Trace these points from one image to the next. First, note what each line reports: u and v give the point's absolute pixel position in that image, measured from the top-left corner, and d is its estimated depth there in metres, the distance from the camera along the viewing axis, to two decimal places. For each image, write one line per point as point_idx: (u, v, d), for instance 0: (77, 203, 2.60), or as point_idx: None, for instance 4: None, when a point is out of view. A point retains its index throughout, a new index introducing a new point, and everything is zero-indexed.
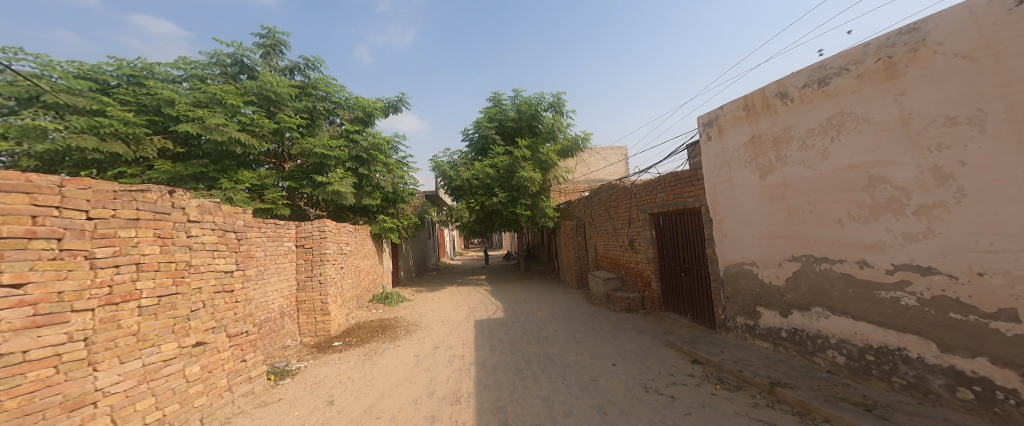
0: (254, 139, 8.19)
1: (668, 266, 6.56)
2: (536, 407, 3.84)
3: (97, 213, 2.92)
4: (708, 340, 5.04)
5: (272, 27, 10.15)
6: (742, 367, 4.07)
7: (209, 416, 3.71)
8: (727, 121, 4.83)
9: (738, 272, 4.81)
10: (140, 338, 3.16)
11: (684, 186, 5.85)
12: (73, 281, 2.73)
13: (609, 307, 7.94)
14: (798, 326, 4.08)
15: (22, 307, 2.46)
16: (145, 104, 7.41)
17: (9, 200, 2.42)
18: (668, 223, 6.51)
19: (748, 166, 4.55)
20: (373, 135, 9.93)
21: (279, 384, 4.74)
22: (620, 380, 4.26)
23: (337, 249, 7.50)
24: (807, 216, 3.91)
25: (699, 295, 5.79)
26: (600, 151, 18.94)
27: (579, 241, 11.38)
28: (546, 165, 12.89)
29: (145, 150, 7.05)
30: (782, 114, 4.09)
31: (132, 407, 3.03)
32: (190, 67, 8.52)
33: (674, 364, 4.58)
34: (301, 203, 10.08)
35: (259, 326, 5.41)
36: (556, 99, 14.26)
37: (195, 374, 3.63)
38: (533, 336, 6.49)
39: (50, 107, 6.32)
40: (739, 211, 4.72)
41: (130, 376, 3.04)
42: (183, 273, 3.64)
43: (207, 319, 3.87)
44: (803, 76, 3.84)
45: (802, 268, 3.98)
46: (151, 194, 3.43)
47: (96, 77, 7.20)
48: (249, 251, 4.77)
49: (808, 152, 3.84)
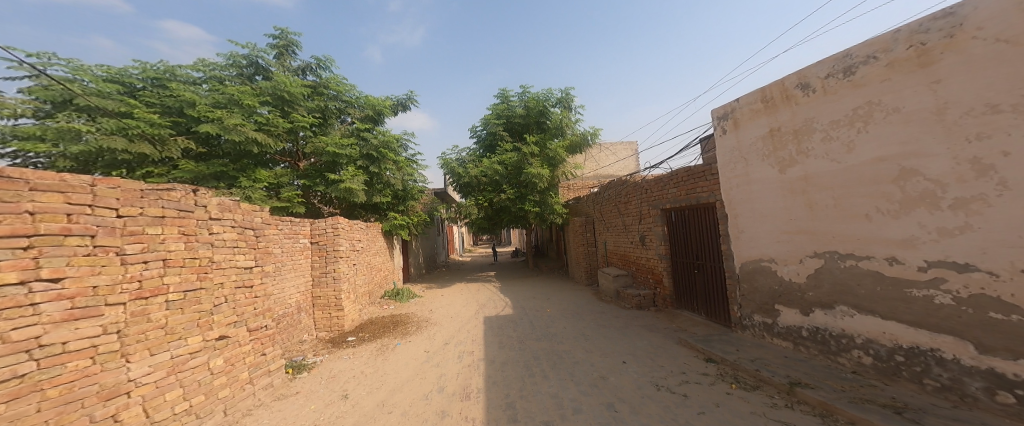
0: (270, 139, 8.33)
1: (680, 263, 6.46)
2: (546, 403, 3.83)
3: (125, 212, 2.98)
4: (723, 338, 4.95)
5: (284, 28, 10.25)
6: (760, 366, 3.99)
7: (232, 407, 3.79)
8: (743, 114, 4.72)
9: (756, 269, 4.71)
10: (168, 331, 3.24)
11: (697, 181, 5.74)
12: (106, 276, 2.80)
13: (618, 304, 7.88)
14: (821, 325, 3.99)
15: (60, 301, 2.53)
16: (168, 105, 7.56)
17: (44, 199, 2.49)
18: (680, 219, 6.41)
19: (766, 160, 4.45)
20: (383, 134, 9.99)
21: (297, 377, 4.83)
22: (630, 378, 4.21)
23: (349, 245, 7.56)
24: (829, 211, 3.80)
25: (713, 293, 5.71)
26: (610, 147, 18.81)
27: (589, 238, 11.31)
28: (555, 161, 12.75)
29: (170, 150, 7.25)
30: (803, 106, 3.98)
31: (163, 397, 3.12)
32: (209, 69, 8.68)
33: (687, 362, 4.51)
34: (315, 201, 10.21)
35: (277, 321, 5.51)
36: (564, 94, 14.18)
37: (219, 367, 3.70)
38: (541, 333, 6.47)
39: (82, 110, 6.48)
40: (757, 207, 4.61)
41: (159, 367, 3.12)
42: (206, 269, 3.70)
43: (229, 313, 3.94)
44: (827, 66, 3.73)
45: (826, 265, 3.87)
46: (175, 193, 3.46)
47: (123, 80, 7.34)
48: (267, 248, 4.84)
49: (831, 145, 3.73)
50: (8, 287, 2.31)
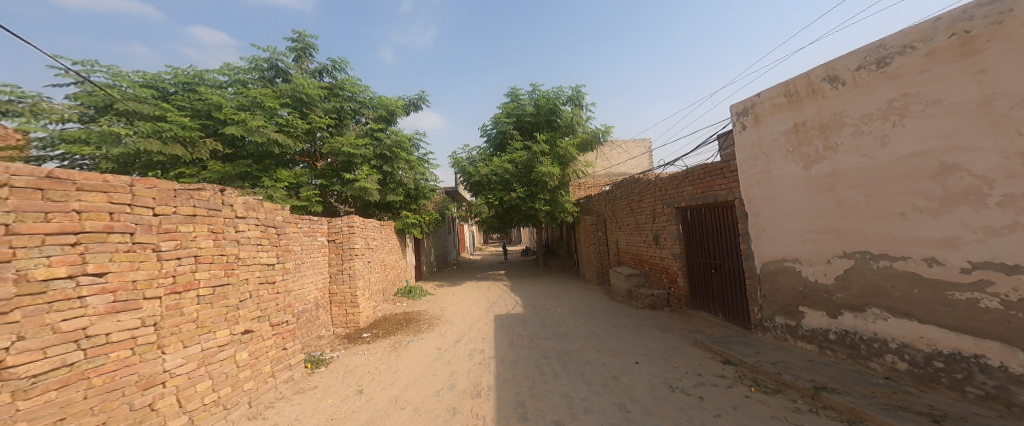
0: (290, 140, 8.53)
1: (696, 263, 6.36)
2: (556, 403, 3.80)
3: (160, 210, 3.17)
4: (742, 340, 4.85)
5: (302, 32, 10.41)
6: (781, 369, 3.89)
7: (256, 399, 3.89)
8: (765, 109, 4.59)
9: (778, 269, 4.59)
10: (199, 325, 3.40)
11: (714, 179, 5.63)
12: (144, 271, 2.98)
13: (630, 304, 7.80)
14: (849, 328, 3.86)
15: (104, 295, 2.71)
16: (198, 108, 7.85)
17: (89, 199, 2.67)
18: (695, 218, 6.30)
19: (790, 157, 4.31)
20: (396, 134, 10.07)
21: (316, 372, 4.92)
22: (643, 379, 4.16)
23: (364, 243, 7.65)
24: (860, 209, 3.67)
25: (730, 293, 5.60)
26: (622, 144, 18.60)
27: (600, 237, 11.22)
28: (565, 159, 12.64)
29: (199, 152, 7.54)
30: (831, 99, 3.84)
31: (195, 388, 3.28)
32: (233, 72, 8.86)
33: (703, 363, 4.43)
34: (332, 199, 10.34)
35: (297, 316, 5.62)
36: (575, 92, 14.07)
37: (245, 360, 3.83)
38: (552, 332, 6.44)
39: (122, 114, 6.79)
40: (780, 205, 4.48)
41: (191, 359, 3.27)
42: (233, 265, 3.86)
43: (254, 308, 4.06)
44: (857, 58, 3.60)
45: (855, 266, 3.74)
46: (205, 192, 3.62)
47: (158, 85, 7.59)
48: (287, 246, 4.92)
49: (863, 139, 3.60)
50: (57, 281, 2.48)
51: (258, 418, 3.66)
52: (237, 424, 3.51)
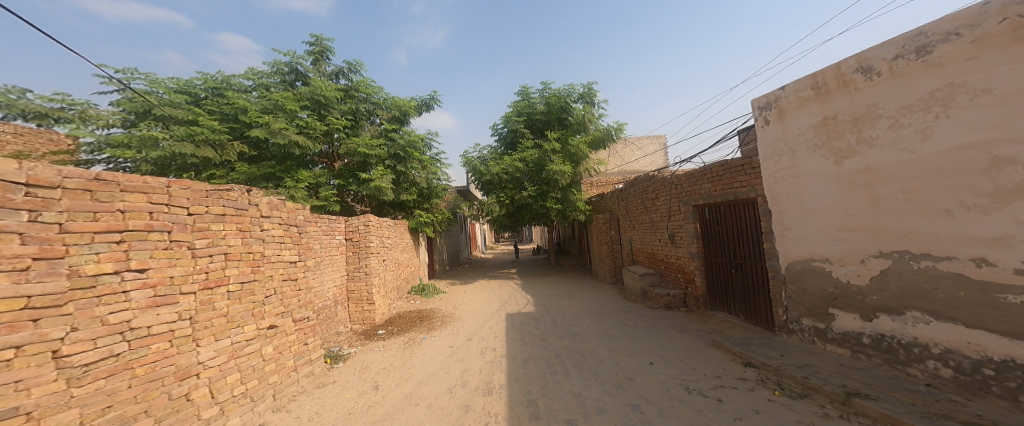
0: (310, 141, 8.73)
1: (715, 262, 6.22)
2: (568, 402, 3.77)
3: (194, 210, 3.29)
4: (764, 342, 4.71)
5: (319, 35, 10.60)
6: (808, 373, 3.74)
7: (280, 393, 4.00)
8: (790, 102, 4.41)
9: (806, 269, 4.41)
10: (229, 319, 3.52)
11: (734, 175, 5.50)
12: (181, 267, 3.11)
13: (645, 303, 7.69)
14: (886, 331, 3.68)
15: (145, 289, 2.84)
16: (226, 112, 8.29)
17: (131, 199, 2.82)
18: (714, 216, 6.17)
19: (819, 152, 4.13)
20: (409, 134, 10.14)
21: (335, 367, 5.01)
22: (658, 380, 4.09)
23: (379, 242, 7.75)
24: (898, 206, 3.49)
25: (752, 294, 5.44)
26: (636, 142, 18.34)
27: (613, 236, 11.10)
28: (576, 157, 12.54)
29: (227, 154, 8.03)
30: (865, 91, 3.67)
31: (225, 380, 3.40)
32: (257, 77, 9.17)
33: (722, 365, 4.32)
34: (349, 199, 10.50)
35: (318, 312, 5.73)
36: (587, 89, 13.95)
37: (270, 354, 3.94)
38: (563, 331, 6.39)
39: (159, 119, 7.27)
40: (808, 202, 4.30)
41: (222, 352, 3.40)
42: (259, 263, 3.98)
43: (278, 304, 4.18)
44: (894, 47, 3.44)
45: (893, 266, 3.56)
46: (233, 192, 3.72)
47: (190, 91, 8.15)
48: (308, 244, 5.03)
49: (901, 132, 3.42)
50: (106, 276, 2.62)
51: (282, 411, 3.80)
52: (263, 416, 3.65)
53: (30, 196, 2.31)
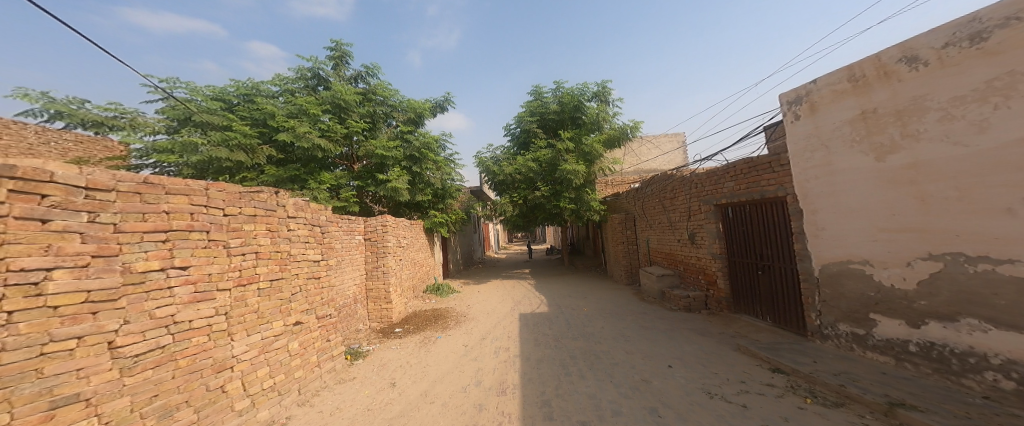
0: (331, 144, 8.94)
1: (739, 262, 6.06)
2: (582, 404, 3.71)
3: (229, 210, 3.48)
4: (794, 347, 4.50)
5: (338, 41, 10.80)
6: (845, 381, 3.54)
7: (305, 387, 4.11)
8: (822, 96, 4.12)
9: (842, 272, 4.10)
10: (259, 315, 3.67)
11: (760, 173, 5.32)
12: (218, 265, 3.31)
13: (663, 305, 7.55)
14: (937, 340, 3.40)
15: (187, 285, 3.06)
16: (256, 118, 8.66)
17: (175, 201, 3.03)
18: (739, 215, 6.01)
19: (856, 147, 3.83)
20: (424, 135, 10.24)
21: (355, 364, 5.10)
22: (677, 383, 3.99)
23: (396, 241, 7.83)
24: (950, 204, 3.20)
25: (781, 296, 5.24)
26: (653, 140, 17.96)
27: (629, 236, 10.94)
28: (591, 156, 12.40)
29: (258, 157, 8.33)
30: (910, 82, 3.40)
31: (256, 374, 3.53)
32: (283, 83, 9.42)
33: (747, 370, 4.17)
34: (368, 199, 10.64)
35: (339, 310, 5.85)
36: (601, 88, 13.79)
37: (296, 350, 4.05)
38: (578, 332, 6.31)
39: (198, 125, 7.67)
40: (845, 201, 4.00)
41: (253, 347, 3.55)
42: (286, 261, 4.13)
43: (303, 302, 4.31)
44: (943, 34, 3.20)
45: (946, 270, 3.27)
46: (263, 194, 3.89)
47: (224, 97, 8.61)
48: (329, 243, 5.15)
49: (954, 125, 3.14)
50: (153, 273, 2.83)
51: (307, 405, 3.90)
52: (290, 410, 3.74)
53: (89, 198, 2.52)
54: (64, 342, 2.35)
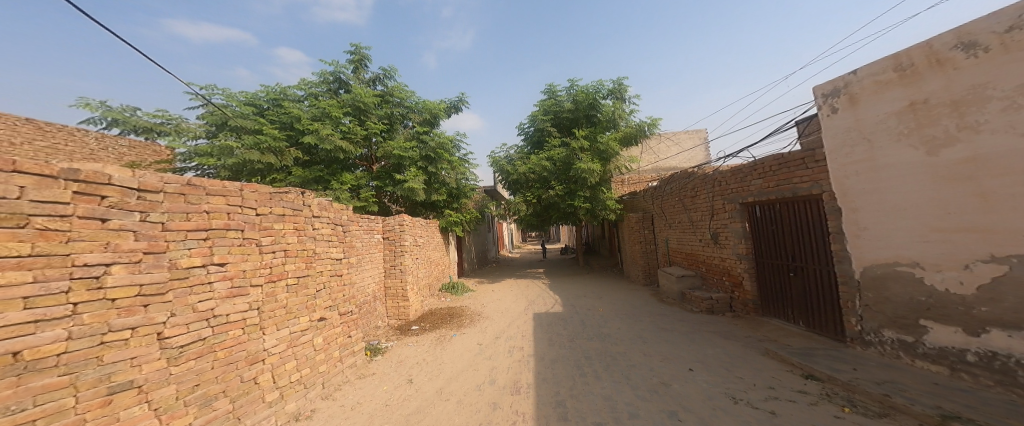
0: (352, 146, 9.11)
1: (767, 263, 5.83)
2: (597, 405, 3.65)
3: (261, 210, 3.59)
4: (829, 353, 4.27)
5: (358, 44, 10.98)
6: (890, 391, 3.30)
7: (328, 381, 4.18)
8: (863, 87, 3.85)
9: (888, 274, 3.82)
10: (288, 310, 3.76)
11: (792, 170, 5.07)
12: (251, 262, 3.41)
13: (684, 306, 7.38)
14: (999, 349, 3.11)
15: (225, 280, 3.16)
16: (284, 121, 8.97)
17: (213, 201, 3.15)
18: (767, 214, 5.79)
19: (904, 141, 3.56)
20: (438, 135, 10.31)
21: (374, 360, 5.16)
22: (699, 387, 3.87)
23: (413, 240, 7.91)
24: (1016, 202, 2.93)
25: (816, 298, 4.96)
26: (673, 137, 17.61)
27: (646, 236, 10.72)
28: (606, 154, 12.19)
29: (285, 159, 8.68)
30: (968, 70, 3.14)
31: (284, 366, 3.62)
32: (308, 88, 9.69)
33: (776, 376, 4.00)
34: (386, 199, 10.80)
35: (359, 307, 5.94)
36: (617, 85, 13.58)
37: (320, 345, 4.13)
38: (593, 332, 6.23)
39: (233, 129, 8.14)
40: (891, 199, 3.71)
41: (282, 341, 3.63)
42: (312, 259, 4.21)
43: (326, 298, 4.39)
44: (1007, 16, 2.94)
45: (1011, 273, 2.99)
46: (291, 194, 3.99)
47: (255, 102, 9.04)
48: (350, 242, 5.23)
49: (1021, 115, 2.88)
50: (196, 269, 2.94)
51: (329, 398, 3.97)
52: (314, 403, 3.82)
53: (142, 199, 2.65)
54: (119, 332, 2.44)
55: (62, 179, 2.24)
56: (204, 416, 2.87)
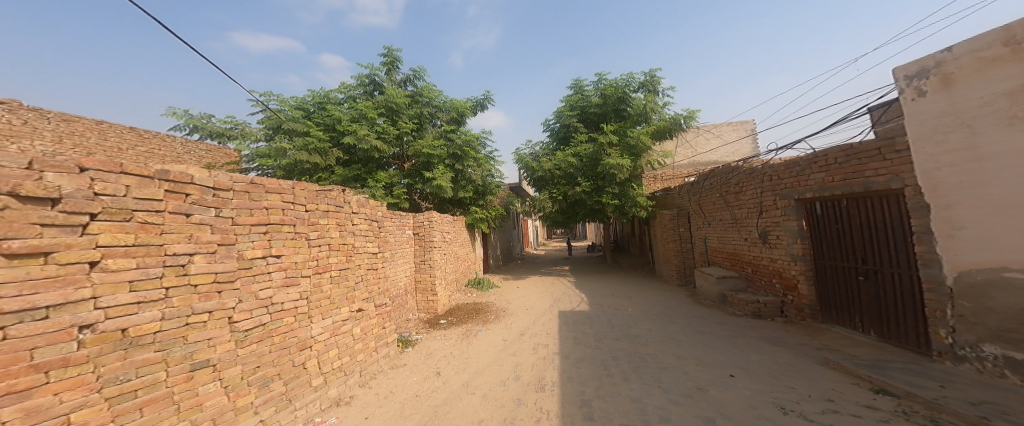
0: (385, 145, 9.35)
1: (829, 266, 5.39)
2: (625, 407, 3.52)
3: (309, 207, 3.73)
4: (905, 366, 3.86)
5: (390, 47, 11.27)
6: (986, 412, 2.90)
7: (365, 370, 4.31)
8: (966, 61, 3.06)
9: (990, 283, 3.12)
10: (331, 301, 3.90)
11: (863, 162, 4.65)
12: (302, 254, 3.57)
13: (725, 309, 7.01)
14: None
15: (281, 270, 3.33)
16: (327, 122, 9.34)
17: (271, 199, 3.31)
18: (830, 212, 5.35)
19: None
20: (465, 133, 10.37)
21: (405, 351, 5.27)
22: (740, 395, 3.64)
23: (441, 236, 8.01)
24: None
25: (894, 306, 4.49)
26: (715, 129, 16.62)
27: (681, 234, 10.31)
28: (636, 150, 11.76)
29: (328, 159, 9.02)
30: None
31: (328, 353, 3.76)
32: (348, 91, 10.06)
33: (836, 388, 3.68)
34: (416, 196, 10.99)
35: (392, 300, 6.09)
36: (648, 77, 13.09)
37: (358, 334, 4.26)
38: (621, 332, 6.05)
39: (286, 133, 8.95)
40: (1009, 197, 2.90)
41: (326, 330, 3.77)
42: (351, 252, 4.34)
43: (364, 291, 4.52)
44: None
45: None
46: (334, 192, 4.12)
47: (304, 106, 9.52)
48: (385, 237, 5.36)
49: None
50: (258, 260, 3.13)
51: (366, 386, 4.10)
52: (353, 390, 3.94)
53: (216, 196, 2.85)
54: (200, 314, 2.66)
55: (157, 179, 2.47)
56: (262, 396, 3.03)
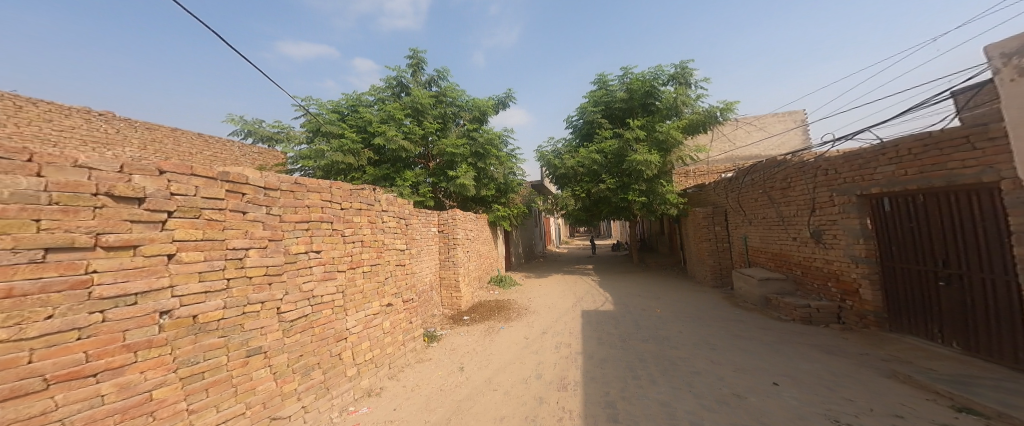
0: (412, 145, 9.52)
1: (899, 268, 4.95)
2: (654, 411, 3.38)
3: (344, 205, 3.84)
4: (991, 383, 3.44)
5: (415, 49, 11.45)
6: None
7: (394, 363, 4.39)
8: None
9: None
10: (363, 295, 4.00)
11: (947, 154, 4.22)
12: (338, 250, 3.68)
13: (768, 313, 6.60)
14: None
15: (320, 265, 3.45)
16: (359, 124, 9.69)
17: (313, 198, 3.43)
18: (899, 209, 4.91)
19: None
20: (488, 131, 10.35)
21: (430, 346, 5.34)
22: (786, 404, 3.41)
23: (465, 234, 8.06)
24: None
25: (983, 314, 4.04)
26: (752, 121, 15.78)
27: (716, 233, 9.82)
28: (665, 145, 11.36)
29: (360, 159, 9.36)
30: None
31: (361, 345, 3.86)
32: (378, 93, 10.34)
33: (904, 402, 3.35)
34: (441, 195, 11.11)
35: (418, 295, 6.19)
36: (679, 70, 12.53)
37: (388, 328, 4.35)
38: (650, 334, 5.84)
39: (325, 135, 9.36)
40: None
41: (359, 323, 3.87)
42: (381, 249, 4.44)
43: (393, 286, 4.61)
44: None
45: None
46: (366, 190, 4.22)
47: (340, 110, 9.89)
48: (411, 234, 5.44)
49: None
50: (302, 256, 3.25)
51: (395, 378, 4.18)
52: (383, 382, 4.03)
53: (268, 196, 2.99)
54: (254, 304, 2.79)
55: (219, 180, 2.62)
56: (305, 384, 3.14)
